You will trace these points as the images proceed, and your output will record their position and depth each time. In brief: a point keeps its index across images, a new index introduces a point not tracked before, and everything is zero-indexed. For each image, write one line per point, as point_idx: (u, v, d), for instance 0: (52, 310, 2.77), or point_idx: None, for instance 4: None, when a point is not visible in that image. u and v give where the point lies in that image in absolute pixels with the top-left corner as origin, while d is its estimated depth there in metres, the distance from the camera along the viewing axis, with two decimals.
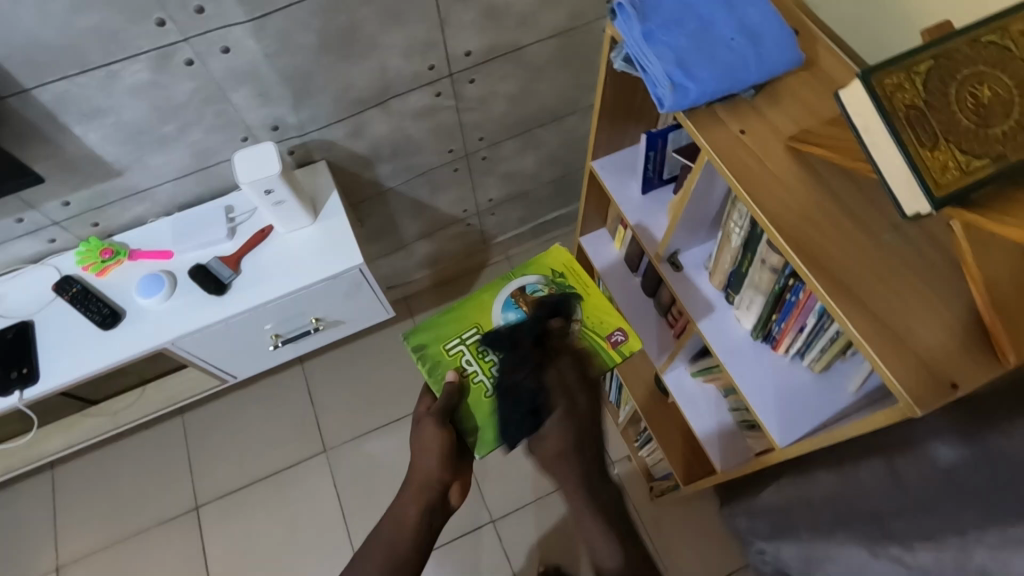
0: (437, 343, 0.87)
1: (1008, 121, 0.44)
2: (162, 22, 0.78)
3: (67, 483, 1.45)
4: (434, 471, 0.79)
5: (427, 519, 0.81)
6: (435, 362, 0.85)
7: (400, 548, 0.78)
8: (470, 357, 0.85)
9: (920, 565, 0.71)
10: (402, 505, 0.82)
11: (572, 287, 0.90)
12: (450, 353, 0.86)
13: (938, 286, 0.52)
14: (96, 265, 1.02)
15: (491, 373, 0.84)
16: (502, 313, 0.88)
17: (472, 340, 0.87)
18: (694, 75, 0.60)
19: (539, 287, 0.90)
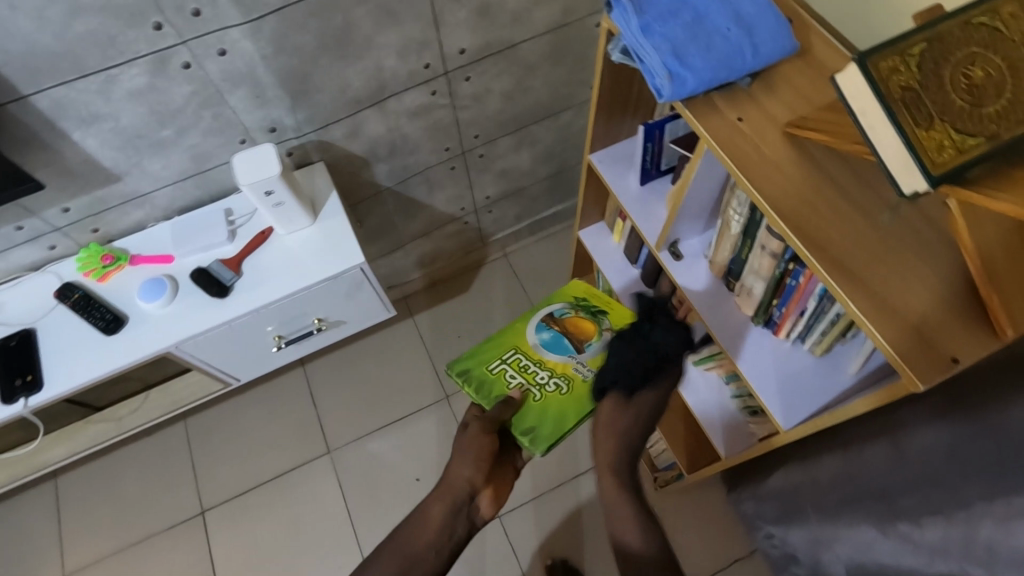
0: (480, 365, 0.90)
1: (1000, 100, 0.45)
2: (159, 25, 0.79)
3: (71, 491, 1.44)
4: (463, 475, 0.85)
5: (450, 523, 0.84)
6: (482, 382, 0.88)
7: (419, 545, 0.82)
8: (514, 372, 0.89)
9: (927, 542, 0.72)
10: (427, 505, 0.86)
11: (597, 307, 0.94)
12: (493, 372, 0.89)
13: (934, 263, 0.53)
14: (97, 271, 1.02)
15: (537, 382, 0.88)
16: (536, 334, 0.92)
17: (513, 358, 0.90)
18: (690, 65, 0.61)
19: (567, 312, 0.94)
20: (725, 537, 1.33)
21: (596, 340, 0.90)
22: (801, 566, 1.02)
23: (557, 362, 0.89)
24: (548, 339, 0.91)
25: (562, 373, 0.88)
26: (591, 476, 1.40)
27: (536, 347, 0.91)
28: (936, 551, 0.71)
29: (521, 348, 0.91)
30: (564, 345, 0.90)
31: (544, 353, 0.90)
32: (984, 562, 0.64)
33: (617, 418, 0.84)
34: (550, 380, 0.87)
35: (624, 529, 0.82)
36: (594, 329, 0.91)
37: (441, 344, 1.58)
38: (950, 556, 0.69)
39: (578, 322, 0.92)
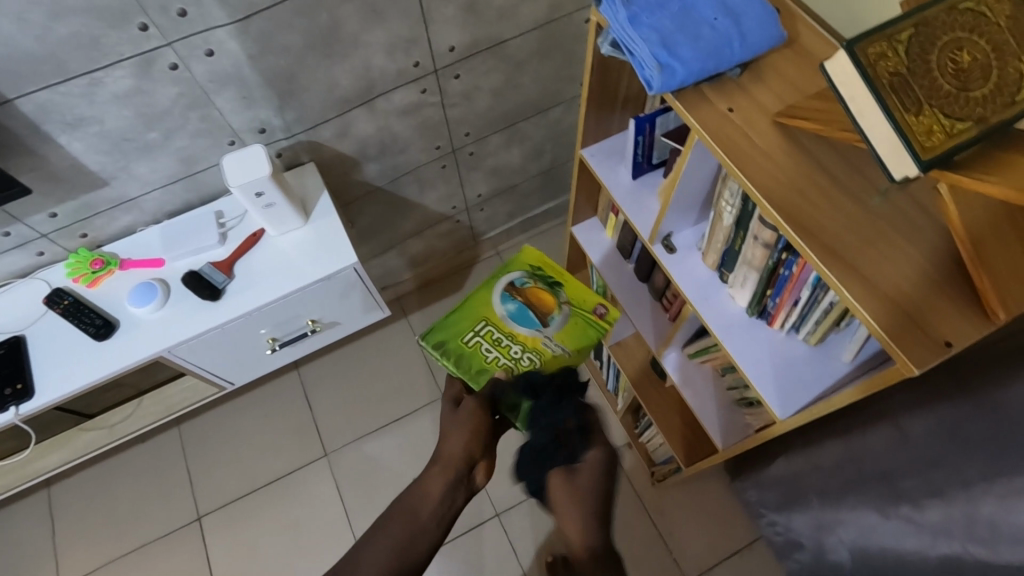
0: (455, 338, 0.92)
1: (987, 84, 0.45)
2: (144, 27, 0.78)
3: (64, 501, 1.43)
4: (457, 448, 0.83)
5: (450, 496, 0.81)
6: (460, 356, 0.91)
7: (420, 518, 0.79)
8: (488, 345, 0.92)
9: (929, 523, 0.76)
10: (423, 480, 0.82)
11: (553, 278, 0.99)
12: (469, 345, 0.91)
13: (925, 247, 0.54)
14: (87, 277, 1.01)
15: (512, 355, 0.91)
16: (502, 304, 0.95)
17: (485, 330, 0.93)
18: (680, 56, 0.61)
19: (526, 280, 0.98)
20: (724, 528, 1.34)
21: (557, 312, 0.95)
22: (804, 551, 1.06)
23: (527, 335, 0.92)
24: (515, 310, 0.94)
25: (533, 346, 0.92)
26: None
27: (505, 318, 0.94)
28: (938, 531, 0.75)
29: (491, 319, 0.94)
30: (530, 317, 0.94)
31: (513, 325, 0.93)
32: (986, 540, 0.68)
33: (573, 491, 0.77)
34: (523, 353, 0.91)
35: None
36: (554, 301, 0.96)
37: None
38: (953, 536, 0.72)
39: (539, 293, 0.97)
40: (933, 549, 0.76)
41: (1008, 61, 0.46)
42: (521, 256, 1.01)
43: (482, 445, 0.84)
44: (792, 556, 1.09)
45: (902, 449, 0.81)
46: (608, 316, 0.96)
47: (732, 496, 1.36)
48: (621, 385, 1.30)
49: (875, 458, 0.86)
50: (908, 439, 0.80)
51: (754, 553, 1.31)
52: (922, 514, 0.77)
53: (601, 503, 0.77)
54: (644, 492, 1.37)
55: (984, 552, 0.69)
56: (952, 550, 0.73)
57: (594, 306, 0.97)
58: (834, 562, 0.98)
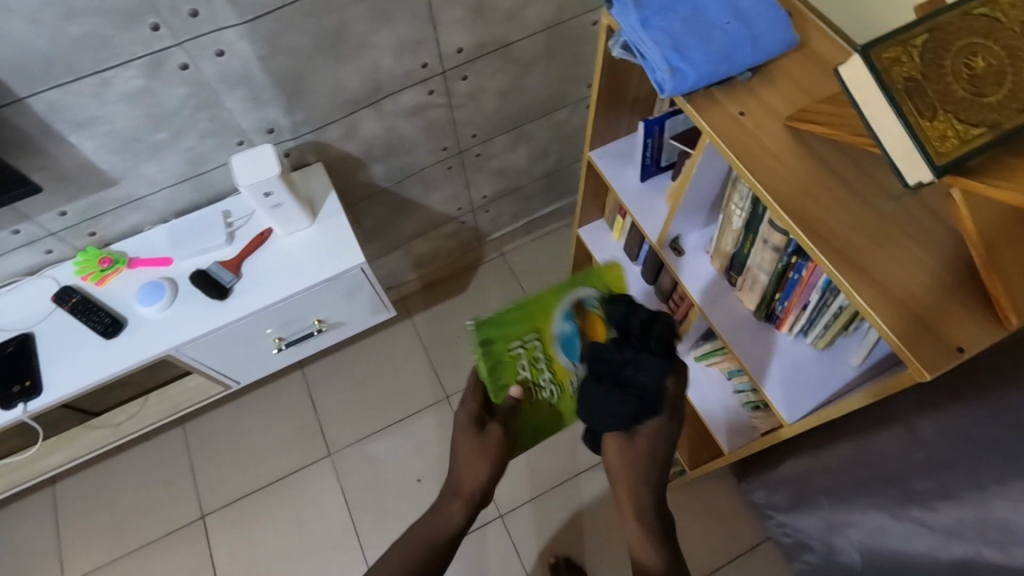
0: (502, 341, 0.78)
1: (1002, 89, 0.45)
2: (155, 27, 0.78)
3: (69, 499, 1.43)
4: (472, 481, 0.77)
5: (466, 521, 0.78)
6: (498, 363, 0.78)
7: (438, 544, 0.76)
8: (527, 361, 0.79)
9: (942, 524, 0.79)
10: (445, 503, 0.79)
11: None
12: (510, 355, 0.78)
13: (937, 252, 0.54)
14: (96, 275, 1.02)
15: (541, 382, 0.79)
16: (561, 322, 0.78)
17: (533, 345, 0.79)
18: (691, 59, 0.61)
19: (595, 303, 0.78)
20: (728, 531, 1.34)
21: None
22: (813, 552, 1.08)
23: (563, 366, 0.78)
24: (568, 332, 0.78)
25: (562, 380, 0.79)
26: (592, 475, 1.40)
27: (555, 338, 0.79)
28: (951, 533, 0.78)
29: (542, 334, 0.79)
30: (575, 347, 0.77)
31: (556, 350, 0.78)
32: (1000, 543, 0.71)
33: (629, 454, 0.75)
34: (548, 384, 0.79)
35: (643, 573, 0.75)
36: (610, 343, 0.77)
37: (441, 344, 1.58)
38: (966, 538, 0.75)
39: (597, 324, 0.77)
40: (946, 551, 0.79)
41: None
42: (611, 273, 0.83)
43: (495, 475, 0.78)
44: (800, 557, 1.11)
45: (911, 450, 0.84)
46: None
47: (736, 498, 1.36)
48: None
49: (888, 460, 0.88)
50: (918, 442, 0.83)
51: (759, 555, 1.31)
52: (935, 514, 0.79)
53: (657, 472, 0.76)
54: None
55: (998, 555, 0.71)
56: (966, 553, 0.76)
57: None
58: (842, 563, 1.00)
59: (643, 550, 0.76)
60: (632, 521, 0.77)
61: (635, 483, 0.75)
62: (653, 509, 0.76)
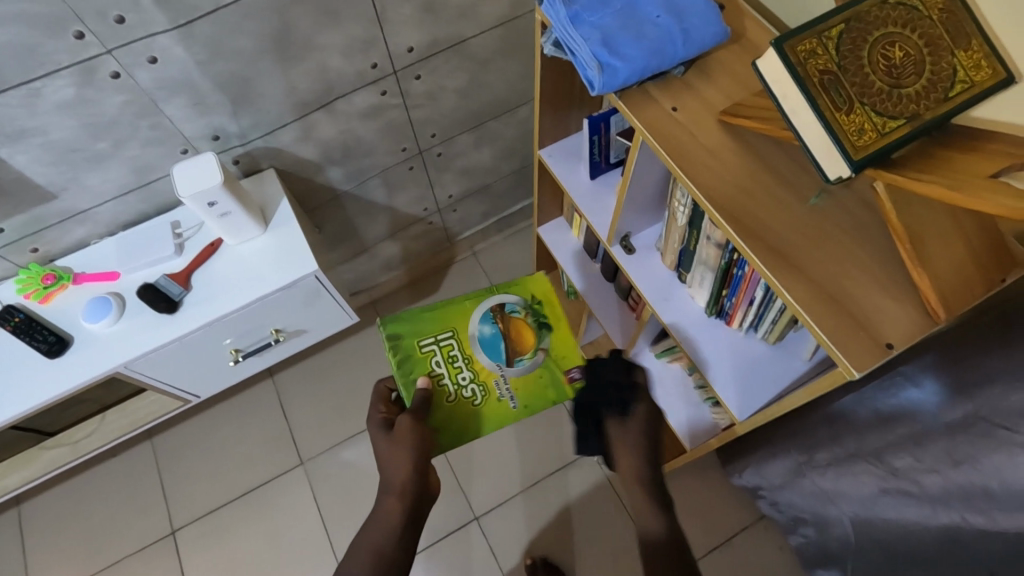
0: (412, 336, 0.83)
1: (919, 79, 0.46)
2: (81, 34, 0.75)
3: (36, 519, 1.40)
4: (404, 474, 0.71)
5: (407, 530, 0.70)
6: (407, 357, 0.81)
7: (387, 553, 0.68)
8: (440, 359, 0.82)
9: (928, 494, 0.80)
10: (380, 505, 0.72)
11: (548, 319, 0.87)
12: (422, 350, 0.82)
13: (871, 247, 0.54)
14: (39, 292, 0.99)
15: (456, 381, 0.81)
16: (479, 324, 0.84)
17: (447, 342, 0.83)
18: (622, 54, 0.59)
19: (517, 308, 0.87)
20: (706, 524, 1.33)
21: (529, 358, 0.83)
22: (809, 527, 1.09)
23: (484, 366, 0.82)
24: (486, 335, 0.84)
25: (483, 381, 0.82)
26: (571, 473, 1.39)
27: (473, 339, 0.84)
28: (937, 502, 0.79)
29: (459, 334, 0.84)
30: (497, 349, 0.83)
31: (475, 350, 0.83)
32: (984, 509, 0.72)
33: (627, 443, 0.76)
34: (469, 383, 0.81)
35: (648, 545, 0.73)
36: (534, 343, 0.84)
37: None
38: (953, 507, 0.77)
39: (521, 327, 0.85)
40: (936, 519, 0.80)
41: (942, 57, 0.46)
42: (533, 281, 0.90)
43: (428, 461, 0.73)
44: (798, 531, 1.12)
45: (892, 440, 0.85)
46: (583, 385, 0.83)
47: (715, 487, 1.36)
48: None
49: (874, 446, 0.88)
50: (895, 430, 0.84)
51: (740, 541, 1.31)
52: (920, 485, 0.81)
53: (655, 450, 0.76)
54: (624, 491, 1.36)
55: (981, 520, 0.73)
56: (951, 521, 0.78)
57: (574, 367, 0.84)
58: (837, 536, 1.03)
59: (649, 526, 0.73)
60: (637, 504, 0.75)
61: (629, 466, 0.76)
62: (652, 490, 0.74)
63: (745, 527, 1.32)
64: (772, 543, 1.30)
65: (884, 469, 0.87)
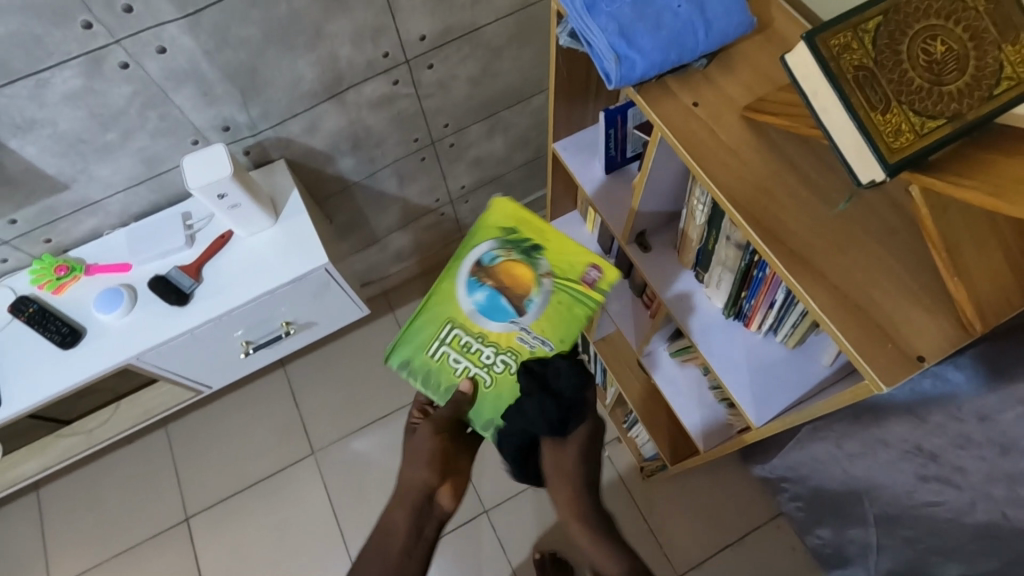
0: (419, 351, 0.79)
1: (962, 76, 0.44)
2: (88, 24, 0.74)
3: (53, 503, 1.42)
4: (416, 479, 0.85)
5: (417, 525, 0.86)
6: (429, 373, 0.79)
7: (392, 554, 0.86)
8: (457, 355, 0.79)
9: (970, 484, 0.74)
10: (390, 511, 0.89)
11: (531, 242, 0.79)
12: (436, 359, 0.79)
13: (901, 254, 0.52)
14: (52, 283, 0.99)
15: (483, 363, 0.78)
16: (469, 297, 0.78)
17: (451, 336, 0.78)
18: (640, 47, 0.57)
19: (496, 254, 0.79)
20: (715, 523, 1.31)
21: (536, 294, 0.77)
22: (825, 527, 1.06)
23: (499, 333, 0.77)
24: (484, 302, 0.78)
25: (507, 345, 0.78)
26: None
27: (472, 315, 0.78)
28: (977, 491, 0.73)
29: (458, 320, 0.78)
30: (501, 308, 0.77)
31: (482, 323, 0.78)
32: None
33: (562, 470, 0.90)
34: (496, 358, 0.78)
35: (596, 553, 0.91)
36: (532, 277, 0.78)
37: None
38: (993, 497, 0.71)
39: (511, 271, 0.78)
40: (973, 513, 0.75)
41: (987, 51, 0.44)
42: (492, 215, 0.80)
43: (441, 469, 0.85)
44: (814, 530, 1.08)
45: (921, 432, 0.78)
46: (601, 284, 0.77)
47: (727, 486, 1.34)
48: (608, 380, 1.25)
49: (898, 437, 0.82)
50: (924, 420, 0.78)
51: (753, 539, 1.29)
52: (961, 472, 0.75)
53: (585, 479, 0.91)
54: (633, 486, 1.35)
55: None
56: (991, 517, 0.73)
57: (584, 270, 0.77)
58: (857, 534, 0.98)
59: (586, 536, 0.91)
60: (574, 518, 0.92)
61: (566, 491, 0.90)
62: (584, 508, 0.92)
63: (757, 526, 1.30)
64: (786, 540, 1.28)
65: (918, 450, 0.79)
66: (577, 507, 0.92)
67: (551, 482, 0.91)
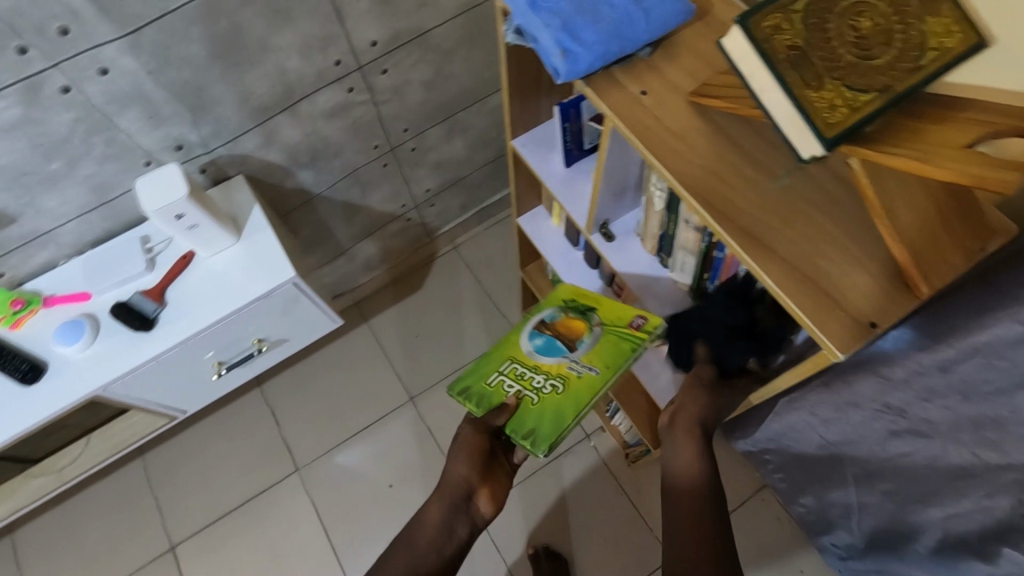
0: (477, 380, 0.81)
1: (890, 50, 0.46)
2: (21, 50, 0.72)
3: (29, 546, 1.38)
4: (458, 473, 0.79)
5: (450, 522, 0.78)
6: (479, 396, 0.78)
7: (418, 548, 0.76)
8: (512, 382, 0.79)
9: (941, 437, 0.76)
10: (426, 505, 0.80)
11: (587, 305, 0.84)
12: (491, 385, 0.79)
13: (847, 226, 0.54)
14: (8, 317, 0.95)
15: (535, 387, 0.78)
16: (530, 339, 0.82)
17: (510, 368, 0.81)
18: (583, 40, 0.58)
19: (558, 315, 0.83)
20: None
21: (588, 337, 0.79)
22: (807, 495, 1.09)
23: (551, 363, 0.79)
24: (542, 345, 0.81)
25: (558, 375, 0.77)
26: (569, 459, 1.38)
27: (530, 353, 0.81)
28: (949, 442, 0.76)
29: (516, 357, 0.82)
30: (557, 347, 0.80)
31: (537, 358, 0.80)
32: (995, 445, 0.70)
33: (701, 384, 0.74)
34: (545, 382, 0.77)
35: (684, 473, 0.70)
36: (586, 326, 0.81)
37: (402, 348, 1.54)
38: (963, 445, 0.74)
39: (569, 323, 0.82)
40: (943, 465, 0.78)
41: (911, 24, 0.46)
42: (557, 291, 0.88)
43: (482, 471, 0.79)
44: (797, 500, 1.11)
45: (890, 389, 0.81)
46: (647, 326, 0.76)
47: None
48: None
49: (868, 399, 0.85)
50: (890, 379, 0.81)
51: (741, 514, 1.32)
52: (931, 427, 0.77)
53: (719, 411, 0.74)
54: (620, 473, 1.36)
55: (993, 458, 0.70)
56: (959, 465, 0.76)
57: (631, 318, 0.79)
58: None
59: (686, 458, 0.71)
60: (681, 437, 0.73)
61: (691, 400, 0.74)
62: (699, 428, 0.73)
63: (743, 502, 1.33)
64: (770, 513, 1.31)
65: (888, 410, 0.83)
66: (692, 424, 0.73)
67: (681, 393, 0.75)
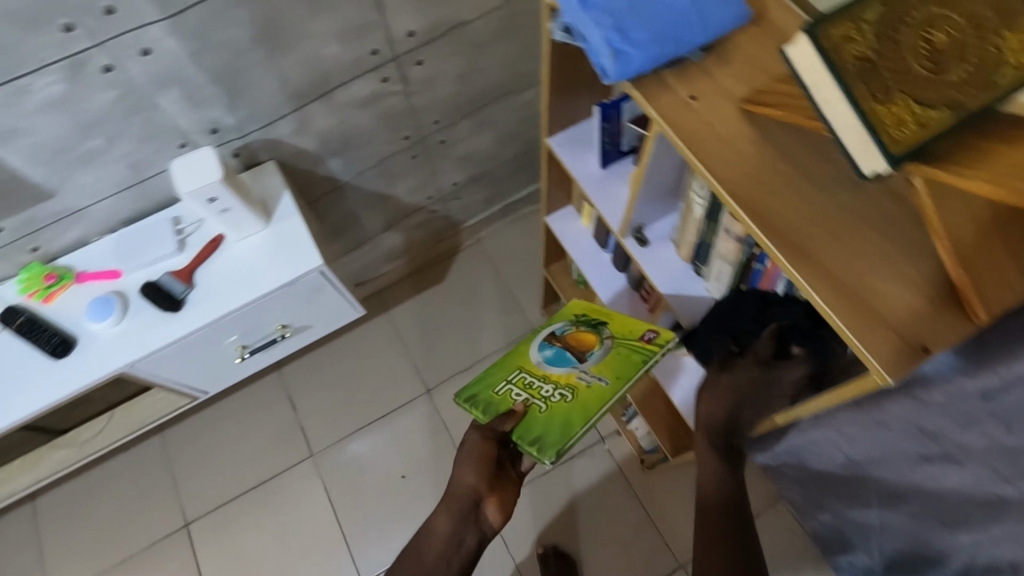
0: (485, 388, 0.81)
1: (963, 65, 0.44)
2: (68, 27, 0.72)
3: (49, 514, 1.41)
4: (465, 484, 0.78)
5: (458, 533, 0.77)
6: (487, 403, 0.79)
7: (427, 560, 0.77)
8: (520, 391, 0.79)
9: None
10: (434, 515, 0.80)
11: (598, 318, 0.84)
12: (499, 394, 0.80)
13: (900, 244, 0.52)
14: (41, 292, 0.97)
15: (543, 396, 0.77)
16: (540, 351, 0.83)
17: (518, 377, 0.81)
18: (635, 40, 0.57)
19: (568, 328, 0.84)
20: None
21: (598, 349, 0.79)
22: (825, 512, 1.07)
23: (561, 373, 0.79)
24: (552, 355, 0.81)
25: (567, 384, 0.77)
26: (582, 460, 1.37)
27: (539, 364, 0.81)
28: None
29: (526, 366, 0.82)
30: (567, 358, 0.80)
31: (546, 368, 0.80)
32: None
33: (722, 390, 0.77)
34: (554, 391, 0.77)
35: (705, 472, 0.79)
36: (596, 338, 0.81)
37: (420, 339, 1.54)
38: None
39: (579, 335, 0.82)
40: None
41: (988, 38, 0.44)
42: (567, 307, 0.88)
43: (490, 479, 0.79)
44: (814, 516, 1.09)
45: None
46: (659, 339, 0.77)
47: None
48: None
49: None
50: None
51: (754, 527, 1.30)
52: None
53: (735, 412, 0.78)
54: (634, 478, 1.35)
55: None
56: None
57: (643, 331, 0.79)
58: None
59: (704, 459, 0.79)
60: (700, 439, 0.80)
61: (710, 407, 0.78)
62: (715, 433, 0.79)
63: (757, 514, 1.31)
64: (783, 526, 1.29)
65: None
66: (710, 429, 0.79)
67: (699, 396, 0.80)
